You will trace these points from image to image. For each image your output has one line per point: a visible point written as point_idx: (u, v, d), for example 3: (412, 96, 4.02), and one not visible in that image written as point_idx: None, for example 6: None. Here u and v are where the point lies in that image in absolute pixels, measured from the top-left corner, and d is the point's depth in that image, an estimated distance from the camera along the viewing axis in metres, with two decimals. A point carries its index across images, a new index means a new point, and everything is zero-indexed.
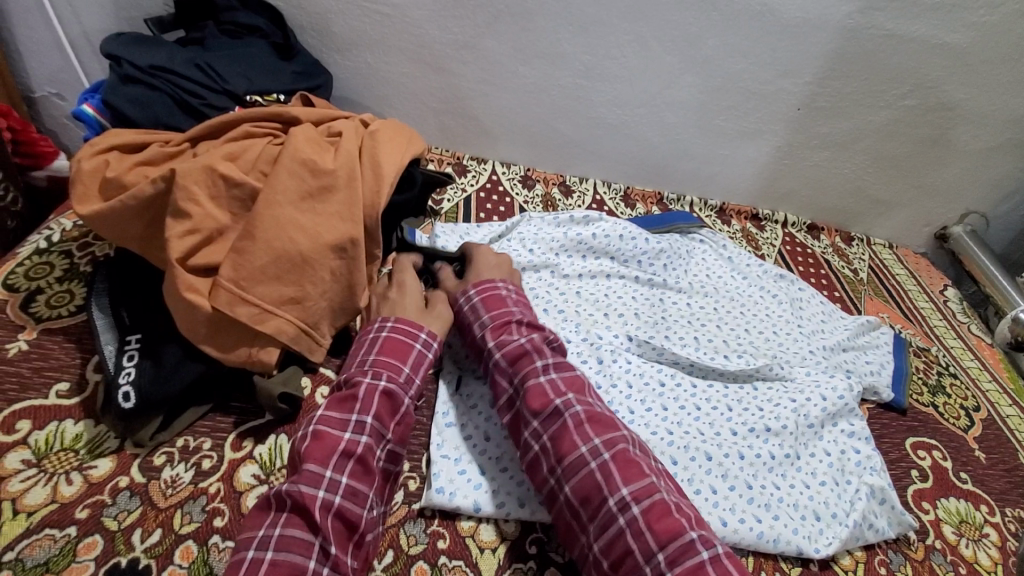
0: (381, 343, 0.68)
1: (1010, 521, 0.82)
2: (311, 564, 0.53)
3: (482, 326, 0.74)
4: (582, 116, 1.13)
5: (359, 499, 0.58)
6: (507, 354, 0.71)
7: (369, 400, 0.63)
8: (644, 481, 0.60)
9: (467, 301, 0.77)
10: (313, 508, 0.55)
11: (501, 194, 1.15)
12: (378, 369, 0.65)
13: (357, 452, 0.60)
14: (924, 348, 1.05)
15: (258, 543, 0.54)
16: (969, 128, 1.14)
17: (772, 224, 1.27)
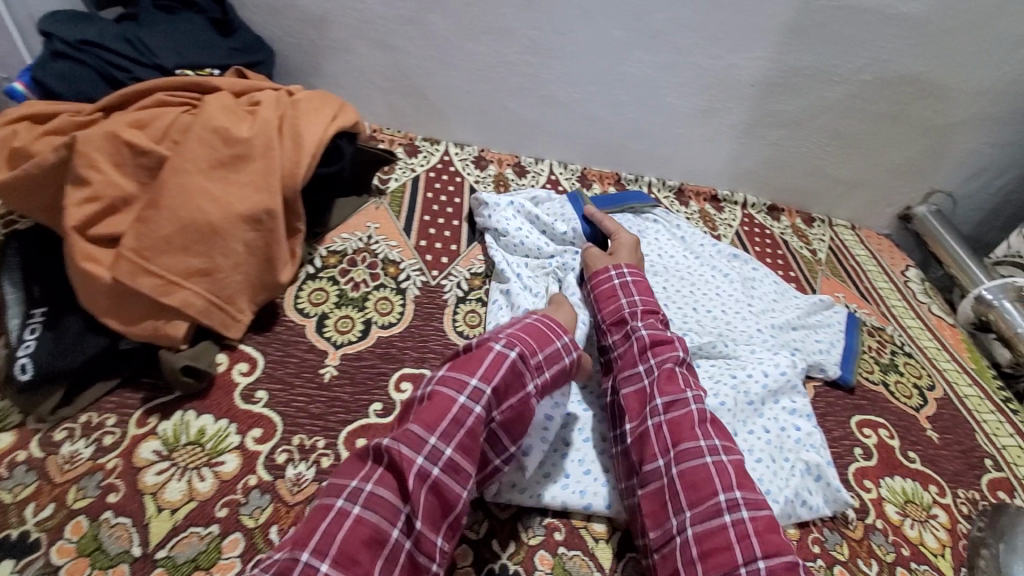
0: (519, 323, 0.67)
1: (962, 503, 0.79)
2: (392, 532, 0.53)
3: (633, 304, 0.80)
4: (533, 94, 1.12)
5: (460, 476, 0.57)
6: (652, 337, 0.75)
7: (494, 369, 0.61)
8: (756, 495, 0.62)
9: (620, 280, 0.83)
10: (409, 471, 0.55)
11: (452, 174, 1.13)
12: (512, 342, 0.64)
13: (467, 423, 0.58)
14: (878, 327, 1.04)
15: (350, 491, 0.54)
16: (929, 103, 1.12)
17: (731, 205, 1.26)
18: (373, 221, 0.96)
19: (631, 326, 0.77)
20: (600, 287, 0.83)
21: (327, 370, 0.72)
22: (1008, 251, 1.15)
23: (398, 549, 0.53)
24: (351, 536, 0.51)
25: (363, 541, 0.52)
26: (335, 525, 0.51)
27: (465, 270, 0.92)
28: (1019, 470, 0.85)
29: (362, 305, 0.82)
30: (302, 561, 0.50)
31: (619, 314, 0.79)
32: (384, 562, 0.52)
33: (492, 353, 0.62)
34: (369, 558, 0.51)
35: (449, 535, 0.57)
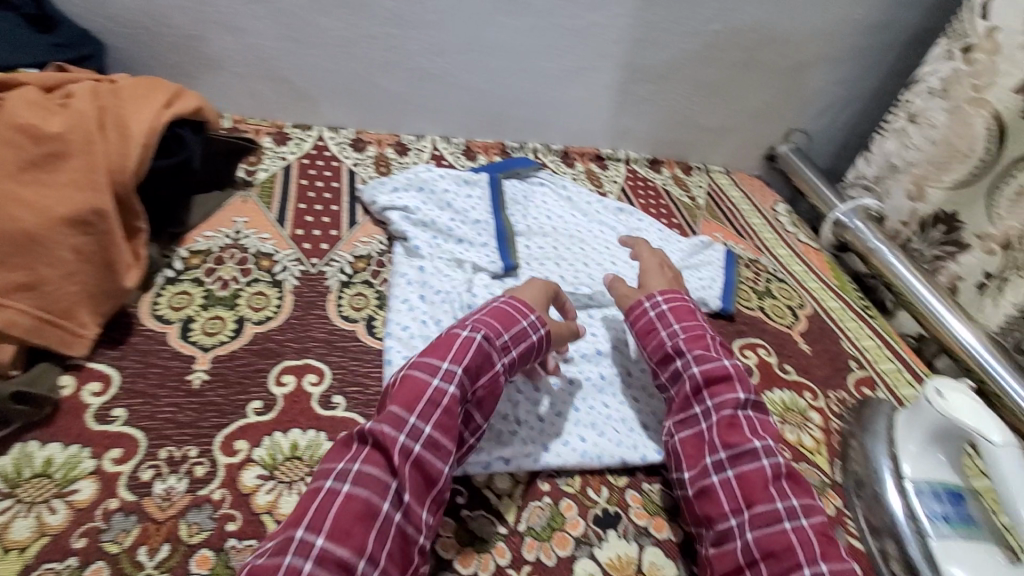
0: (486, 308, 0.67)
1: (833, 403, 0.87)
2: (382, 506, 0.53)
3: (661, 312, 0.76)
4: (402, 68, 1.09)
5: (440, 452, 0.58)
6: (692, 342, 0.72)
7: (463, 351, 0.62)
8: (841, 563, 0.57)
9: (655, 309, 0.76)
10: (393, 450, 0.55)
11: (328, 159, 1.08)
12: (478, 326, 0.64)
13: (443, 403, 0.59)
14: (753, 259, 1.12)
15: (336, 473, 0.54)
16: (774, 48, 1.20)
17: (615, 163, 1.30)
18: (240, 215, 0.90)
19: (679, 362, 0.71)
20: (638, 317, 0.76)
21: (196, 376, 0.68)
22: (854, 176, 1.27)
23: (389, 524, 0.53)
24: (341, 513, 0.51)
25: (354, 517, 0.51)
26: (326, 502, 0.51)
27: (347, 254, 0.89)
28: (880, 366, 0.95)
29: (232, 303, 0.77)
30: (295, 542, 0.49)
31: (664, 350, 0.73)
32: (376, 537, 0.51)
33: (460, 338, 0.63)
34: (359, 538, 0.51)
35: (433, 511, 0.57)
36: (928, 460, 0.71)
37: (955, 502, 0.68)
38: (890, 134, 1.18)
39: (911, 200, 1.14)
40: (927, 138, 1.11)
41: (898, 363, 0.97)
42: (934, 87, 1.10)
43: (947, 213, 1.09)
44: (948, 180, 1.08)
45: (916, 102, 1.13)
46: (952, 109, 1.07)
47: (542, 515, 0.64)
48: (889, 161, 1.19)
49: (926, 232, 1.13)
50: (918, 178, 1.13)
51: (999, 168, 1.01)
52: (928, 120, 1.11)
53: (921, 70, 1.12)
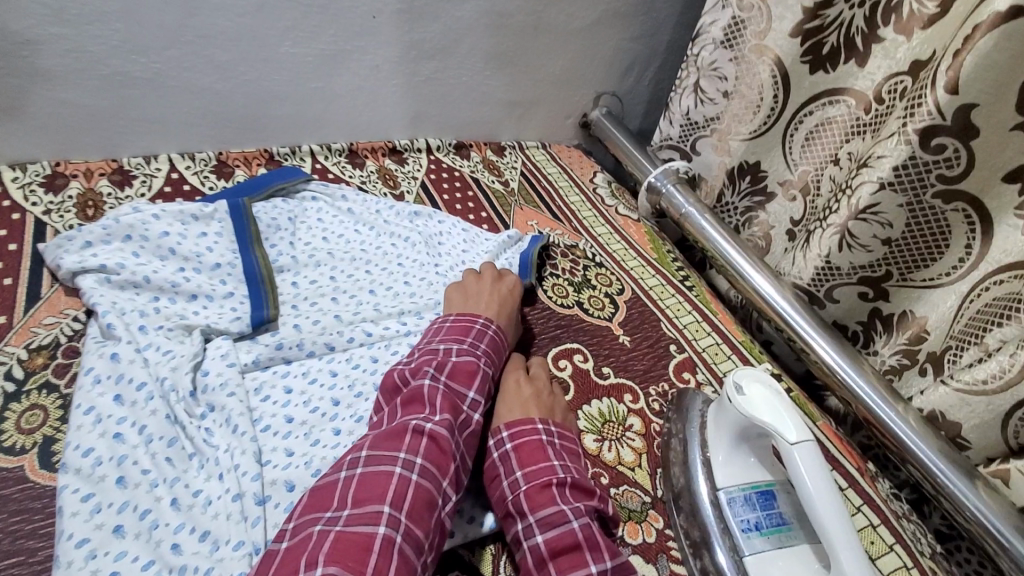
0: (486, 340, 0.72)
1: (654, 400, 0.81)
2: (441, 501, 0.55)
3: (501, 446, 0.65)
4: (89, 75, 0.82)
5: (465, 471, 0.61)
6: (528, 478, 0.61)
7: (479, 379, 0.66)
8: None
9: (499, 450, 0.65)
10: (448, 454, 0.57)
11: (3, 211, 0.81)
12: (484, 359, 0.69)
13: (472, 426, 0.63)
14: (570, 246, 1.03)
15: (402, 462, 0.54)
16: (562, 6, 1.08)
17: (415, 154, 1.14)
18: None
19: (519, 526, 0.58)
20: (483, 458, 0.66)
21: None
22: (660, 137, 1.22)
23: (440, 520, 0.54)
24: (417, 501, 0.52)
25: (424, 507, 0.53)
26: (402, 485, 0.52)
27: (20, 349, 0.65)
28: (699, 343, 0.91)
29: None
30: (384, 521, 0.50)
31: (506, 505, 0.61)
32: (435, 528, 0.53)
33: (479, 369, 0.67)
34: (427, 524, 0.52)
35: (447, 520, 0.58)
36: (738, 463, 0.66)
37: (767, 503, 0.63)
38: (686, 92, 1.13)
39: (719, 154, 1.11)
40: (721, 91, 1.06)
41: (716, 336, 0.93)
42: (717, 39, 1.04)
43: (751, 163, 1.06)
44: (746, 131, 1.05)
45: (704, 54, 1.06)
46: (738, 58, 1.02)
47: None
48: (688, 118, 1.14)
49: (734, 183, 1.10)
50: (719, 132, 1.10)
51: (788, 113, 0.99)
52: (718, 72, 1.06)
53: (703, 21, 1.04)
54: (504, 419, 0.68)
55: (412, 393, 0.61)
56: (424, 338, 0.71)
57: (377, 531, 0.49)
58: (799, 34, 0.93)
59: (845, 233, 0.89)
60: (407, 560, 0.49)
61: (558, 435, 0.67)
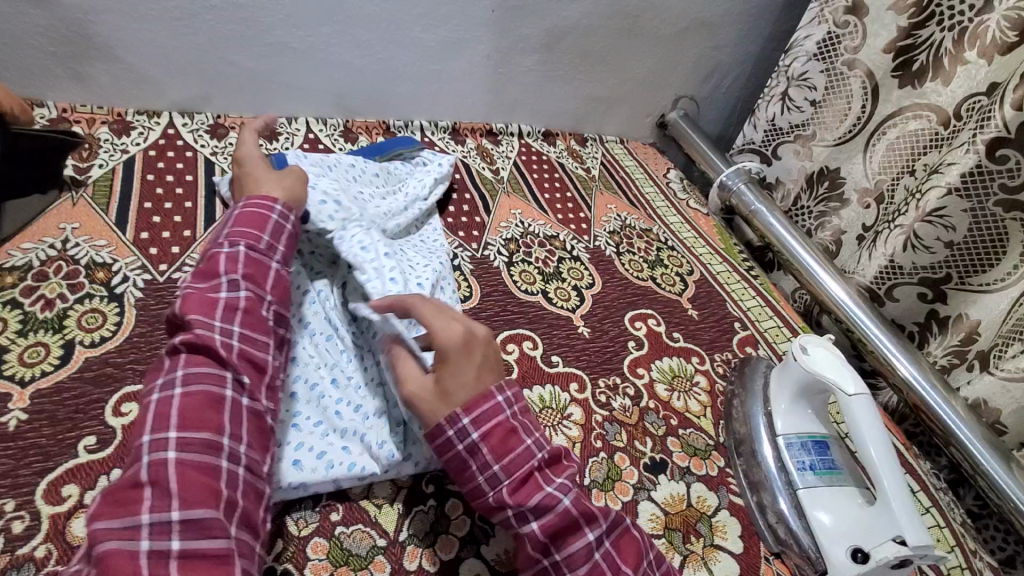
0: (235, 219, 0.66)
1: (719, 365, 0.90)
2: (228, 392, 0.54)
3: (462, 434, 0.55)
4: (258, 42, 0.98)
5: (258, 345, 0.59)
6: (507, 469, 0.55)
7: (234, 262, 0.62)
8: None
9: (464, 441, 0.55)
10: (216, 353, 0.55)
11: (180, 149, 0.95)
12: (235, 238, 0.64)
13: (241, 304, 0.59)
14: (644, 229, 1.13)
15: (160, 386, 0.52)
16: (656, 13, 1.19)
17: (508, 137, 1.26)
18: (70, 221, 0.78)
19: (512, 514, 0.54)
20: (443, 448, 0.56)
21: (12, 417, 0.58)
22: (743, 141, 1.30)
23: (238, 408, 0.54)
24: (185, 408, 0.51)
25: (202, 406, 0.52)
26: (163, 407, 0.51)
27: None
28: (762, 325, 1.00)
29: (59, 325, 0.67)
30: (145, 444, 0.49)
31: (490, 501, 0.55)
32: (231, 417, 0.53)
33: (225, 253, 0.62)
34: (214, 420, 0.52)
35: (270, 396, 0.58)
36: (798, 415, 0.75)
37: (821, 450, 0.72)
38: (773, 99, 1.21)
39: (799, 159, 1.19)
40: (809, 100, 1.15)
41: (777, 320, 1.02)
42: (811, 52, 1.12)
43: (830, 169, 1.14)
44: (830, 137, 1.13)
45: (796, 65, 1.15)
46: (830, 70, 1.10)
47: (425, 520, 0.60)
48: (773, 124, 1.22)
49: (812, 188, 1.18)
50: (802, 139, 1.18)
51: (872, 125, 1.07)
52: (807, 82, 1.14)
53: (798, 34, 1.13)
54: (460, 400, 0.57)
55: (173, 317, 0.59)
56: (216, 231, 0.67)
57: (143, 455, 0.48)
58: (891, 51, 1.01)
59: (910, 235, 0.97)
60: (193, 462, 0.49)
61: (515, 403, 0.59)
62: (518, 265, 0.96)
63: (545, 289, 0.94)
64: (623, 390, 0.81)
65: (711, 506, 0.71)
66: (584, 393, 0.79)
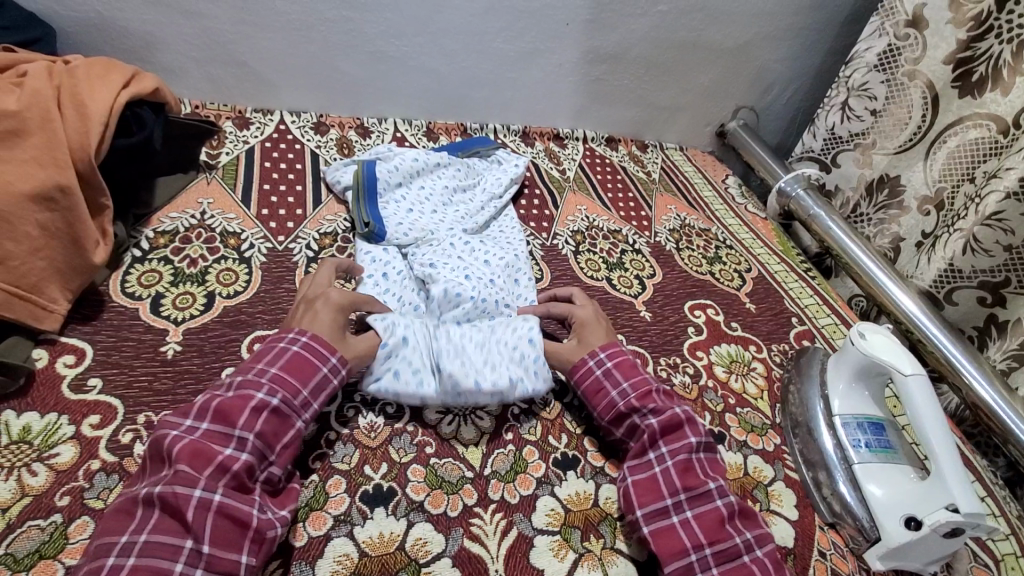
0: (285, 359, 0.62)
1: (775, 354, 0.95)
2: (177, 568, 0.48)
3: (600, 362, 0.73)
4: (360, 51, 1.11)
5: (242, 502, 0.53)
6: (636, 387, 0.71)
7: (257, 416, 0.57)
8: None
9: (600, 367, 0.73)
10: (187, 512, 0.50)
11: (290, 142, 1.09)
12: (275, 385, 0.59)
13: (235, 468, 0.54)
14: (703, 228, 1.18)
15: (119, 549, 0.48)
16: (721, 27, 1.26)
17: (574, 141, 1.35)
18: (205, 196, 0.92)
19: (636, 416, 0.69)
20: (584, 374, 0.73)
21: (170, 347, 0.70)
22: (802, 149, 1.34)
23: None
24: None
25: None
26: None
27: (314, 232, 0.92)
28: (819, 321, 1.03)
29: (201, 279, 0.79)
30: (120, 542, 0.48)
31: (616, 409, 0.70)
32: None
33: (254, 400, 0.58)
34: None
35: (255, 551, 0.53)
36: (854, 397, 0.79)
37: (876, 430, 0.75)
38: (833, 109, 1.24)
39: (860, 167, 1.23)
40: (868, 109, 1.18)
41: (834, 317, 1.05)
42: (872, 63, 1.16)
43: (890, 176, 1.17)
44: (891, 146, 1.16)
45: (857, 75, 1.19)
46: (890, 81, 1.14)
47: (506, 460, 0.68)
48: (833, 133, 1.26)
49: (872, 196, 1.21)
50: (863, 146, 1.21)
51: (933, 133, 1.09)
52: (868, 92, 1.17)
53: (858, 47, 1.17)
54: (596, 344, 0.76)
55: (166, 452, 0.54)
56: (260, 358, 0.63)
57: None
58: (951, 62, 1.04)
59: (970, 238, 0.99)
60: None
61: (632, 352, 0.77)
62: (585, 254, 1.04)
63: (609, 276, 1.01)
64: (683, 368, 0.87)
65: (767, 476, 0.75)
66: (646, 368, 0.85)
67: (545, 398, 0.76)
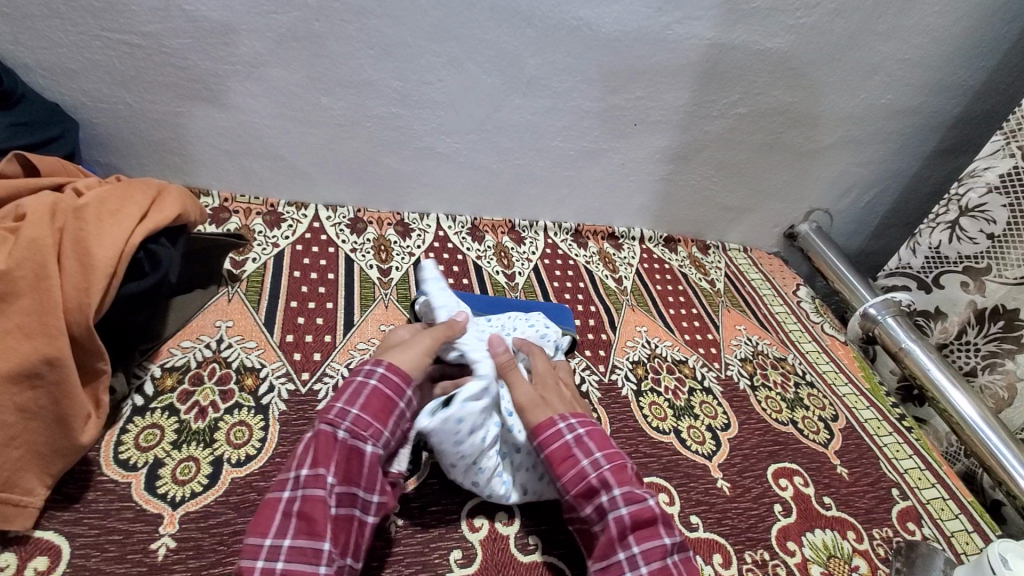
0: (363, 400, 0.62)
1: (878, 545, 0.78)
2: None
3: (596, 465, 0.63)
4: (407, 147, 1.01)
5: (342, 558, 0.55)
6: (633, 516, 0.60)
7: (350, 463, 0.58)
8: None
9: (590, 461, 0.63)
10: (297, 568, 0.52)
11: (324, 244, 0.99)
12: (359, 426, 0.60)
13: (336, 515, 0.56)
14: (779, 358, 1.04)
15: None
16: (801, 131, 1.14)
17: (629, 241, 1.23)
18: (224, 318, 0.81)
19: (625, 554, 0.58)
20: (570, 475, 0.63)
21: (162, 544, 0.57)
22: (897, 264, 1.17)
23: None
24: None
25: None
26: None
27: (343, 367, 0.80)
28: (922, 493, 0.87)
29: (209, 438, 0.67)
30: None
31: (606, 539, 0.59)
32: None
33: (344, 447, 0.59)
34: None
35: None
36: None
37: None
38: (940, 227, 1.08)
39: (969, 292, 1.06)
40: (985, 233, 1.02)
41: (941, 489, 0.89)
42: (993, 184, 1.00)
43: (1007, 308, 1.01)
44: (1010, 276, 0.99)
45: (972, 195, 1.03)
46: (1015, 207, 0.97)
47: None
48: (937, 251, 1.09)
49: (982, 325, 1.04)
50: (974, 271, 1.04)
51: None
52: (986, 215, 1.01)
53: (975, 165, 1.02)
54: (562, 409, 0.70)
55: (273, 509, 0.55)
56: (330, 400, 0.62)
57: None
58: None
59: None
60: None
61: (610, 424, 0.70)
62: (647, 396, 0.90)
63: (677, 427, 0.86)
64: (774, 569, 0.71)
65: None
66: (730, 569, 0.70)
67: None
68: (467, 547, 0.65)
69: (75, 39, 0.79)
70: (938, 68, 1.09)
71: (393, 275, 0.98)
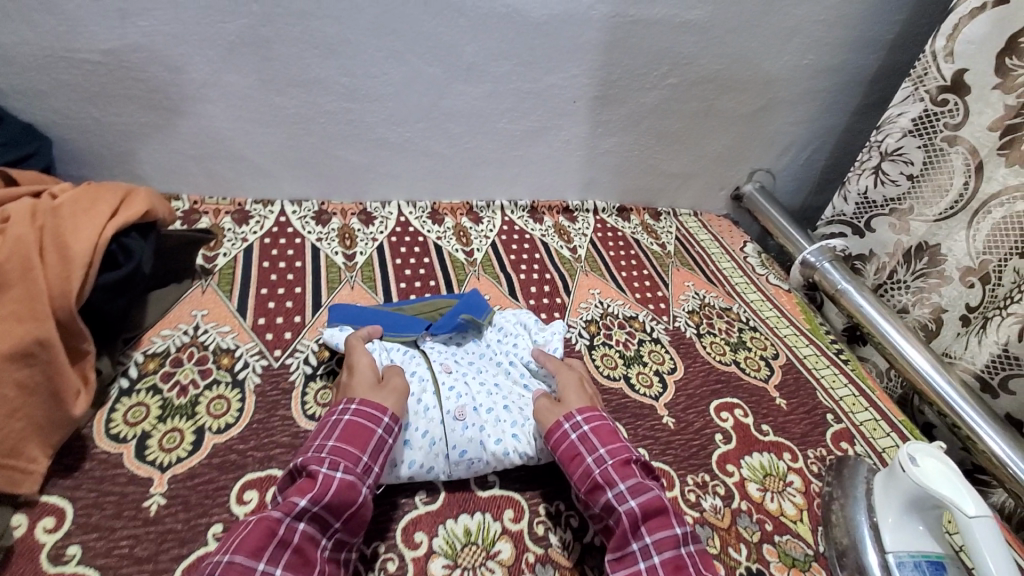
0: (375, 449, 0.65)
1: (812, 462, 0.86)
2: None
3: (601, 462, 0.68)
4: (362, 139, 1.07)
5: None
6: (643, 507, 0.63)
7: (353, 506, 0.60)
8: None
9: (595, 455, 0.69)
10: None
11: (291, 236, 1.05)
12: (368, 471, 0.63)
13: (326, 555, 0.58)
14: (725, 308, 1.12)
15: None
16: (733, 96, 1.21)
17: (584, 213, 1.30)
18: (199, 307, 0.88)
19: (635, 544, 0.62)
20: (580, 472, 0.68)
21: (154, 501, 0.64)
22: (833, 212, 1.26)
23: None
24: None
25: None
26: None
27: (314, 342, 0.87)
28: (856, 416, 0.95)
29: (191, 411, 0.74)
30: None
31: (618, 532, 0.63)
32: None
33: (356, 491, 0.60)
34: None
35: None
36: (908, 530, 0.72)
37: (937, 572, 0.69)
38: (866, 172, 1.16)
39: (896, 232, 1.13)
40: (904, 174, 1.10)
41: (874, 412, 0.97)
42: (907, 128, 1.08)
43: (930, 243, 1.08)
44: (931, 213, 1.06)
45: (890, 140, 1.11)
46: (928, 146, 1.05)
47: None
48: (866, 197, 1.18)
49: (909, 262, 1.12)
50: (899, 212, 1.12)
51: (976, 203, 1.00)
52: (903, 157, 1.09)
53: (890, 112, 1.10)
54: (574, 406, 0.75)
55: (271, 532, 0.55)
56: (342, 429, 0.64)
57: None
58: (998, 128, 0.95)
59: None
60: None
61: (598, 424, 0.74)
62: (600, 349, 0.97)
63: (627, 373, 0.94)
64: (713, 489, 0.79)
65: None
66: (672, 490, 0.78)
67: (563, 539, 0.70)
68: (431, 487, 0.72)
69: (41, 61, 0.86)
70: (853, 26, 1.16)
71: (357, 261, 1.04)
